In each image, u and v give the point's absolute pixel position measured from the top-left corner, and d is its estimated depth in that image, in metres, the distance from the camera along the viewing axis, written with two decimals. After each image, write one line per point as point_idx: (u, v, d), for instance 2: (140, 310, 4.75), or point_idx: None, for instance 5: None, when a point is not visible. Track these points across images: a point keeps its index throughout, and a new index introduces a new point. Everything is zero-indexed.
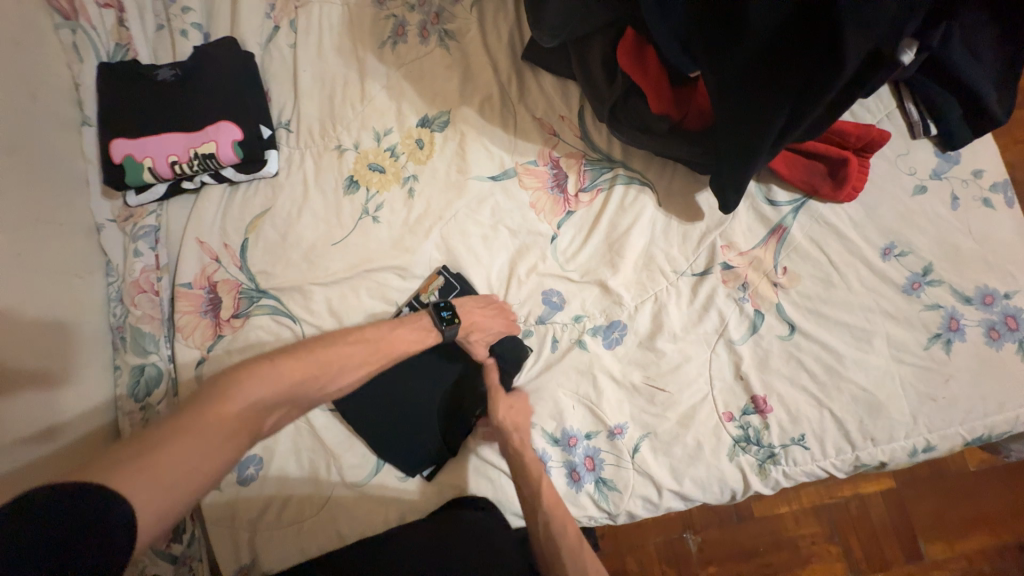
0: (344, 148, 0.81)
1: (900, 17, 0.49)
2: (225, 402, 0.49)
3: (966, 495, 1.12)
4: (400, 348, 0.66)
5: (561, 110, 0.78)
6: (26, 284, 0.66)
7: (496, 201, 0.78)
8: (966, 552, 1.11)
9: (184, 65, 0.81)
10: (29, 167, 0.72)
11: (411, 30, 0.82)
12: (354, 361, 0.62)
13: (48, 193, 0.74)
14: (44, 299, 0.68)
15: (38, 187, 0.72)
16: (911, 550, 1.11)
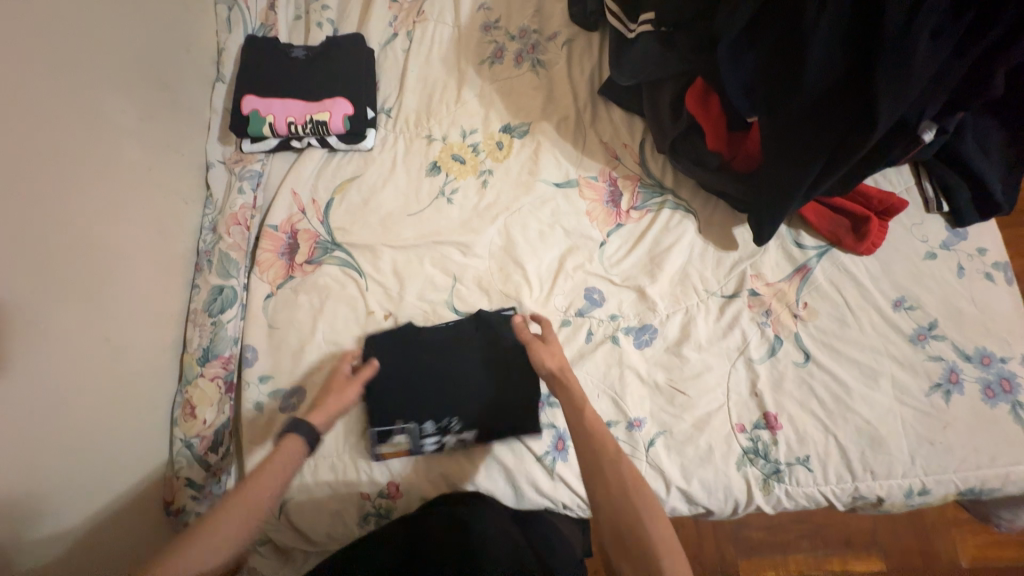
0: (433, 138, 0.93)
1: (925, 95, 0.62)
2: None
3: None
4: (269, 478, 0.59)
5: (625, 139, 0.91)
6: (145, 194, 0.78)
7: (557, 204, 0.88)
8: None
9: (315, 49, 0.96)
10: (168, 103, 0.85)
11: (508, 55, 0.97)
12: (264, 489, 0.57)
13: (177, 127, 0.87)
14: (155, 210, 0.80)
15: (172, 121, 0.85)
16: None
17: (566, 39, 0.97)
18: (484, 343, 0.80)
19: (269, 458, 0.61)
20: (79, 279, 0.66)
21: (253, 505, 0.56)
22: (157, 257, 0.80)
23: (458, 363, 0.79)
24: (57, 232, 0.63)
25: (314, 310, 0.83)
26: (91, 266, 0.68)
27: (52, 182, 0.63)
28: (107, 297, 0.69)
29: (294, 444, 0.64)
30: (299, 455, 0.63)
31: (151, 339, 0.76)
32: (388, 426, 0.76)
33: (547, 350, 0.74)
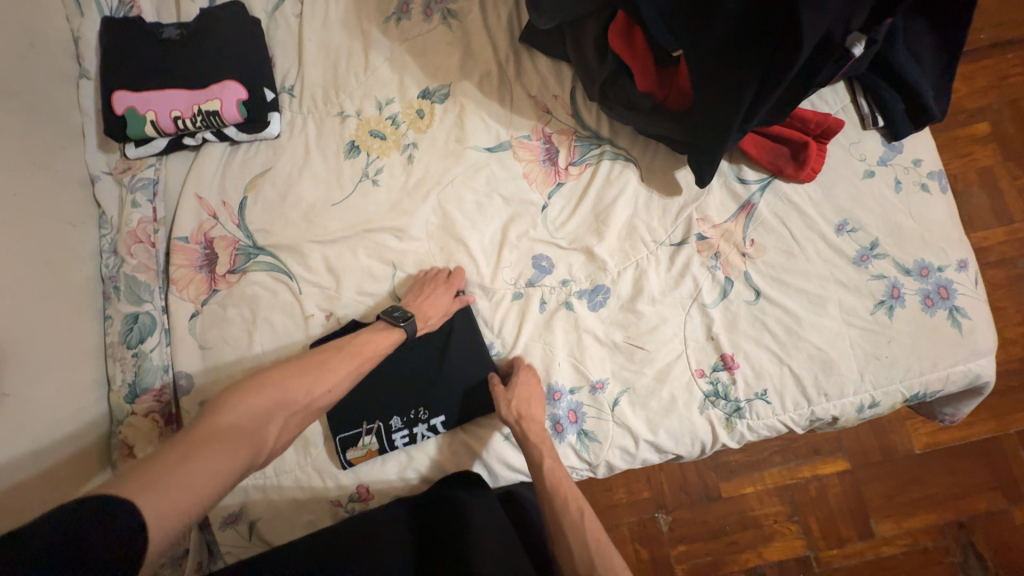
0: (346, 114, 0.84)
1: (851, 5, 0.58)
2: (216, 422, 0.53)
3: (916, 477, 1.19)
4: (372, 348, 0.69)
5: (554, 90, 0.84)
6: (20, 226, 0.68)
7: (492, 170, 0.82)
8: (912, 530, 1.17)
9: (190, 27, 0.83)
10: (25, 112, 0.73)
11: (415, 8, 0.86)
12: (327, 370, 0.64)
13: (43, 140, 0.75)
14: (39, 241, 0.70)
15: (35, 133, 0.74)
16: (863, 528, 1.18)
17: None
18: (437, 336, 0.77)
19: (375, 336, 0.70)
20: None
21: (357, 360, 0.66)
22: (50, 293, 0.70)
23: (410, 356, 0.76)
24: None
25: (246, 322, 0.77)
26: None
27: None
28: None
29: (400, 335, 0.71)
30: (389, 343, 0.70)
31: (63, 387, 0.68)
32: (354, 431, 0.73)
33: (510, 399, 0.71)
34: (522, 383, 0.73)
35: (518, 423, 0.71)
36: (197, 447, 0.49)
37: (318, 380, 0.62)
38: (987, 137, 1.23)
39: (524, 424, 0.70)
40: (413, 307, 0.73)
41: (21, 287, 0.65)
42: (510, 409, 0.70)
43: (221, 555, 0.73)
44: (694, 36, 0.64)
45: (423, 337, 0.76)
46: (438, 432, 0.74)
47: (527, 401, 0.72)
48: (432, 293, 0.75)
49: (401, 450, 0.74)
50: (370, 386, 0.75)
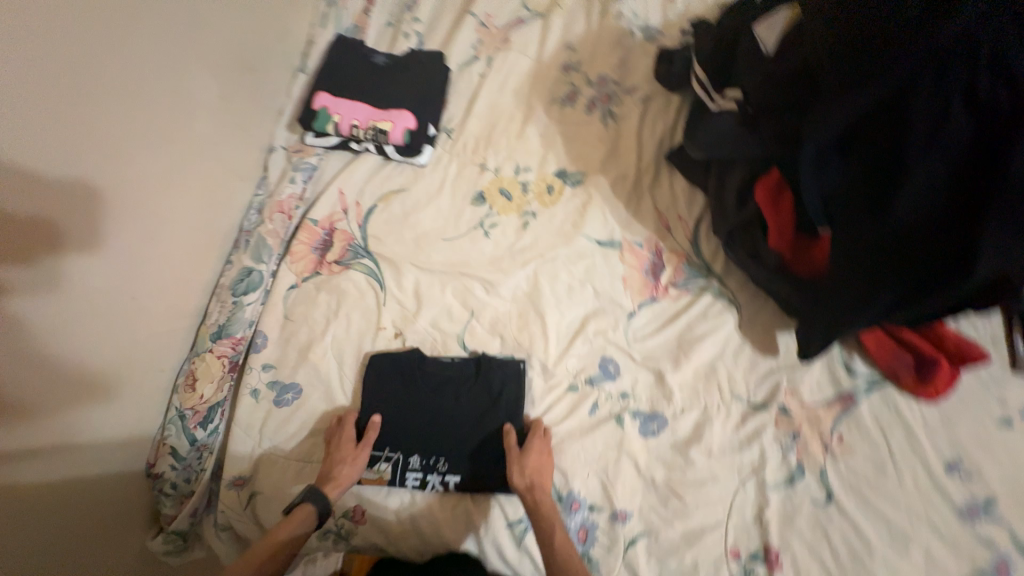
0: (486, 167, 0.92)
1: None
2: None
3: None
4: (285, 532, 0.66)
5: (681, 211, 0.85)
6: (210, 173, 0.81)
7: (594, 262, 0.84)
8: None
9: (396, 60, 0.99)
10: (251, 85, 0.89)
11: (581, 100, 0.95)
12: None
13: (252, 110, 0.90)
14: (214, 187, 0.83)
15: (251, 103, 0.90)
16: None
17: (643, 96, 0.93)
18: (484, 398, 0.77)
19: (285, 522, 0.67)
20: (124, 224, 0.64)
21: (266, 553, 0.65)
22: (202, 228, 0.82)
23: (452, 404, 0.77)
24: (116, 168, 0.61)
25: (329, 310, 0.84)
26: (138, 213, 0.66)
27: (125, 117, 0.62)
28: (144, 249, 0.68)
29: (306, 512, 0.67)
30: (307, 527, 0.67)
31: (169, 303, 0.76)
32: (374, 452, 0.75)
33: (524, 466, 0.70)
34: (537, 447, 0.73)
35: (528, 490, 0.69)
36: None
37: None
38: None
39: (535, 493, 0.68)
40: (328, 483, 0.70)
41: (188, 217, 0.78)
42: (523, 475, 0.69)
43: (216, 511, 0.76)
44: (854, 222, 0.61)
45: (473, 391, 0.78)
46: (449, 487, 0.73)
47: (542, 469, 0.71)
48: (336, 455, 0.73)
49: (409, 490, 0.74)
50: (406, 416, 0.77)
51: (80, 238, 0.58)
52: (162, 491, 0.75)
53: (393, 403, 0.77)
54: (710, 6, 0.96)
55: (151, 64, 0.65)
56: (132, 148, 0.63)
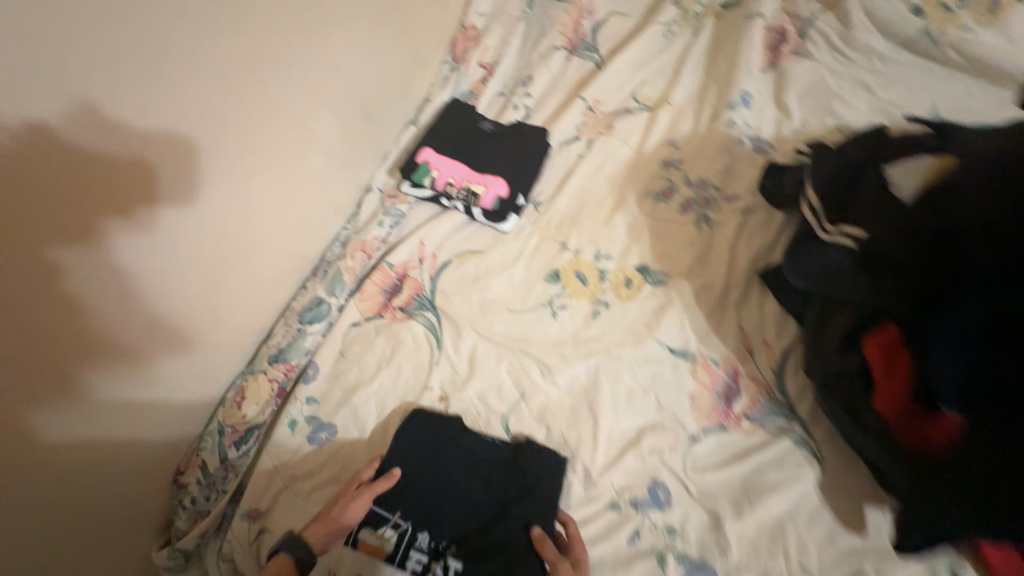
0: (566, 247, 0.91)
1: None
2: None
3: None
4: None
5: (768, 337, 0.78)
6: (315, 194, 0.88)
7: (661, 370, 0.79)
8: None
9: (502, 129, 1.03)
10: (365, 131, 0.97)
11: (676, 198, 0.93)
12: None
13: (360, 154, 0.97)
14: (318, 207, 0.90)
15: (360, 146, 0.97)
16: None
17: (744, 207, 0.89)
18: (513, 490, 0.71)
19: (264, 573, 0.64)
20: (221, 199, 0.69)
21: None
22: (298, 241, 0.88)
23: (483, 487, 0.72)
24: (226, 148, 0.67)
25: (382, 356, 0.84)
26: (238, 201, 0.72)
27: (245, 100, 0.68)
28: (236, 225, 0.73)
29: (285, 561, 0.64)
30: None
31: (247, 290, 0.80)
32: (385, 514, 0.70)
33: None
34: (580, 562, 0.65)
35: None
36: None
37: None
38: None
39: None
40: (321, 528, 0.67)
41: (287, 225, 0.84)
42: None
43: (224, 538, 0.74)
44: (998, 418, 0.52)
45: (506, 479, 0.72)
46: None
47: None
48: (339, 502, 0.69)
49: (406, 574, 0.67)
50: (430, 485, 0.72)
51: (181, 194, 0.63)
52: (180, 503, 0.74)
53: (416, 467, 0.73)
54: (830, 130, 0.93)
55: (279, 63, 0.72)
56: (244, 131, 0.70)
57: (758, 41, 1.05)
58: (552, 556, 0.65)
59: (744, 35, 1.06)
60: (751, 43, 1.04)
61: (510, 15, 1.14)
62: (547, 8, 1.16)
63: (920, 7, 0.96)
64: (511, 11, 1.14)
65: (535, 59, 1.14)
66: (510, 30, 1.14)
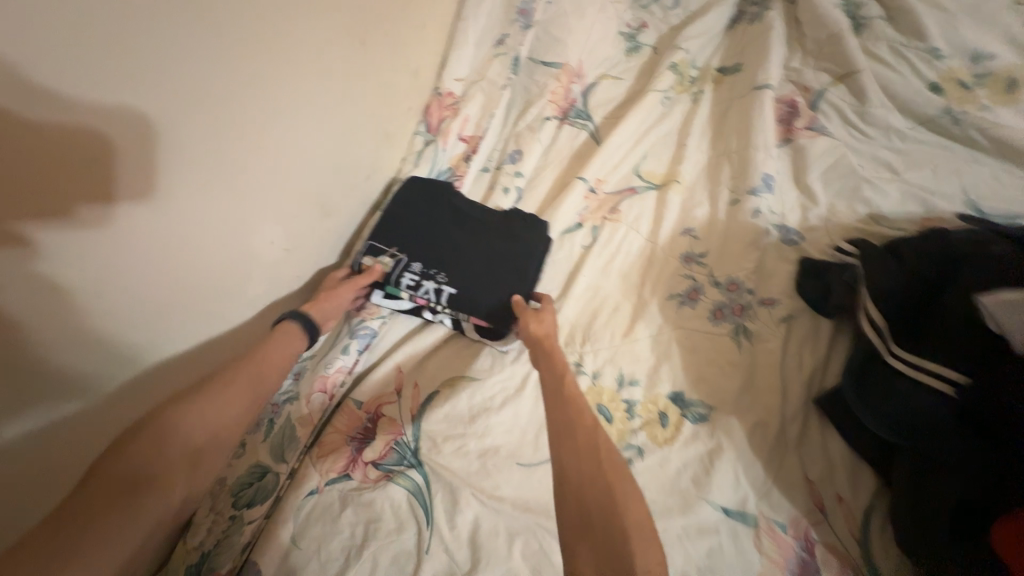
0: (581, 369, 0.74)
1: None
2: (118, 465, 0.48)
3: None
4: (260, 360, 0.63)
5: (841, 489, 0.64)
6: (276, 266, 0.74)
7: (719, 544, 0.61)
8: None
9: (493, 214, 0.84)
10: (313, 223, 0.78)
11: (704, 302, 0.78)
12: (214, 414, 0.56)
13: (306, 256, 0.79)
14: (276, 279, 0.75)
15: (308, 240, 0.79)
16: None
17: (785, 314, 0.75)
18: (504, 234, 0.81)
19: (268, 344, 0.65)
20: (186, 215, 0.58)
21: (260, 375, 0.61)
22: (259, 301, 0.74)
23: (503, 244, 0.81)
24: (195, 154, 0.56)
25: (349, 551, 0.60)
26: (202, 227, 0.60)
27: (232, 111, 0.58)
28: (185, 248, 0.59)
29: (299, 343, 0.68)
30: (293, 345, 0.67)
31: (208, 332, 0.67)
32: (383, 246, 0.79)
33: (538, 317, 0.73)
34: (547, 312, 0.74)
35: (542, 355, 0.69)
36: None
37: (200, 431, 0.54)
38: None
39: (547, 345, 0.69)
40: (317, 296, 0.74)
41: (257, 272, 0.71)
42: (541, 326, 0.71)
43: None
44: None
45: None
46: (440, 297, 0.76)
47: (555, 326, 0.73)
48: (329, 287, 0.77)
49: (401, 288, 0.76)
50: (419, 227, 0.82)
51: (136, 189, 0.51)
52: None
53: (404, 226, 0.82)
54: (862, 221, 0.83)
55: (249, 98, 0.60)
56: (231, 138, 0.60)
57: (770, 115, 0.94)
58: (521, 310, 0.74)
59: (753, 108, 0.95)
60: (763, 116, 0.94)
61: (492, 80, 0.98)
62: (534, 72, 1.01)
63: (938, 83, 0.89)
64: (494, 76, 0.98)
65: (523, 129, 0.98)
66: (493, 97, 0.98)
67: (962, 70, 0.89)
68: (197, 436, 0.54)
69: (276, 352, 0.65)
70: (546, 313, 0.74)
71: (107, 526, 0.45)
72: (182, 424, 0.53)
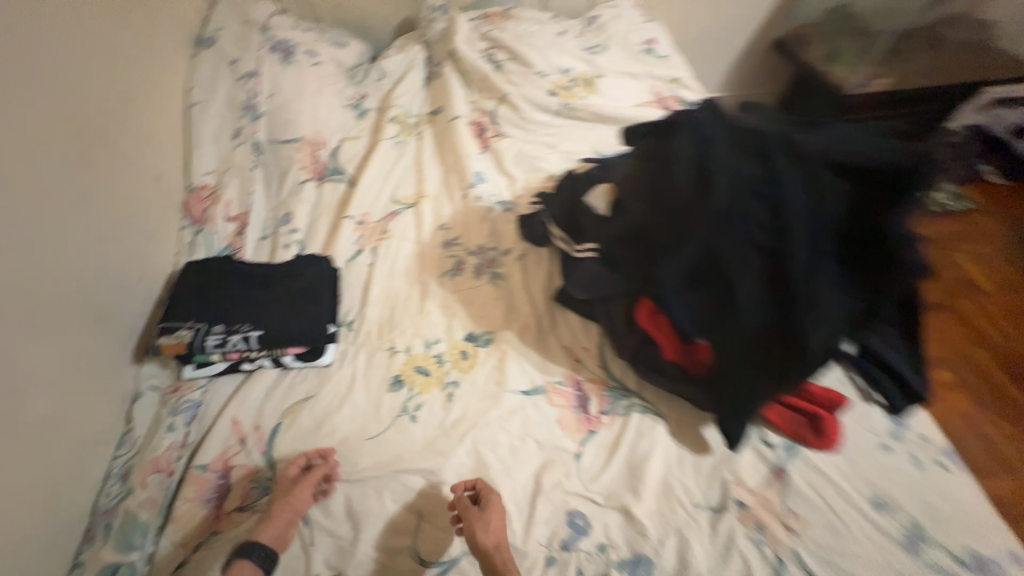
0: (396, 349, 0.92)
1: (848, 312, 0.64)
2: None
3: None
4: None
5: (584, 342, 0.95)
6: (64, 384, 0.73)
7: (526, 414, 0.86)
8: None
9: (278, 267, 0.97)
10: (91, 330, 0.79)
11: (467, 269, 1.05)
12: None
13: (94, 365, 0.79)
14: (69, 396, 0.73)
15: (90, 348, 0.78)
16: None
17: (519, 254, 1.07)
18: (294, 278, 0.95)
19: None
20: None
21: None
22: (61, 424, 0.71)
23: (294, 284, 0.94)
24: None
25: None
26: None
27: None
28: None
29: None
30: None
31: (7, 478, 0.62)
32: (177, 323, 0.84)
33: (484, 518, 0.70)
34: (494, 508, 0.71)
35: (493, 550, 0.67)
36: None
37: None
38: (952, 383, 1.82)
39: (502, 552, 0.67)
40: (279, 503, 0.71)
41: (40, 395, 0.69)
42: (490, 533, 0.68)
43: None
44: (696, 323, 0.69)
45: None
46: (250, 343, 0.85)
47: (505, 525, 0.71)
48: (284, 490, 0.73)
49: (210, 351, 0.83)
50: (209, 298, 0.89)
51: None
52: None
53: (190, 301, 0.88)
54: (545, 180, 1.22)
55: None
56: None
57: (468, 136, 1.32)
58: (465, 506, 0.72)
59: (456, 134, 1.31)
60: (464, 138, 1.30)
61: (240, 165, 1.13)
62: (277, 150, 1.19)
63: (555, 89, 1.38)
64: (240, 161, 1.13)
65: (286, 197, 1.15)
66: (247, 179, 1.12)
67: (560, 80, 1.39)
68: None
69: None
70: (490, 509, 0.71)
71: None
72: None
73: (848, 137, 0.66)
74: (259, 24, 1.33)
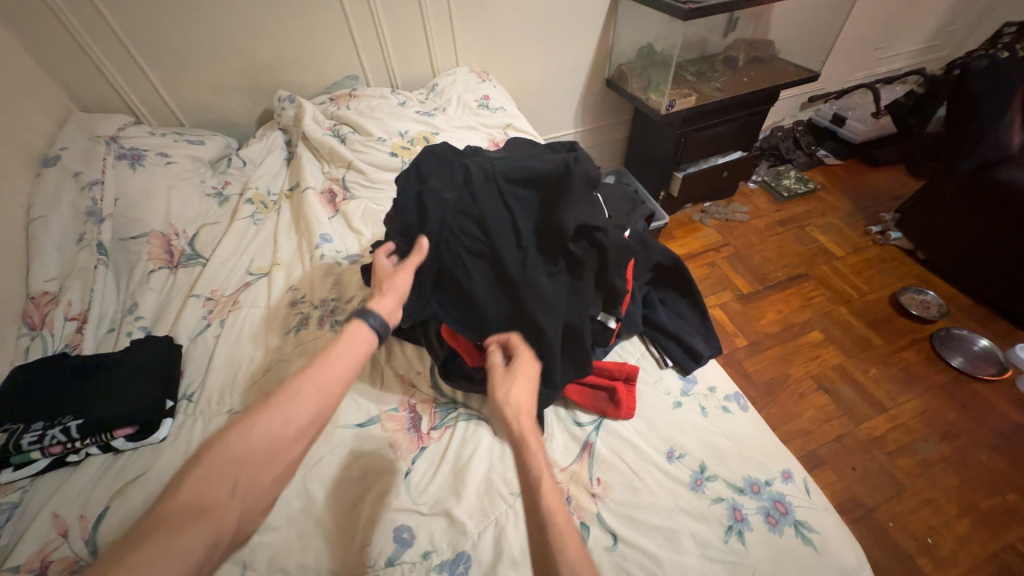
0: (234, 411, 0.97)
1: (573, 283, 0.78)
2: (171, 503, 0.53)
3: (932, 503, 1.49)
4: (325, 361, 0.67)
5: (417, 367, 1.02)
6: None
7: (359, 444, 0.90)
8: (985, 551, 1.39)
9: (113, 356, 1.01)
10: None
11: (311, 321, 1.13)
12: (260, 437, 0.59)
13: None
14: None
15: None
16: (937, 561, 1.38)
17: (360, 299, 1.15)
18: (128, 362, 0.99)
19: (339, 340, 0.70)
20: None
21: (301, 422, 0.62)
22: None
23: (127, 368, 0.98)
24: None
25: None
26: None
27: None
28: None
29: (369, 334, 0.71)
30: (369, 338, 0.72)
31: None
32: None
33: (509, 382, 0.68)
34: (523, 371, 0.70)
35: (515, 417, 0.64)
36: (153, 549, 0.48)
37: (269, 447, 0.59)
38: (825, 342, 1.96)
39: (519, 420, 0.64)
40: (381, 277, 0.77)
41: None
42: (508, 403, 0.65)
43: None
44: (463, 325, 0.80)
45: None
46: (71, 433, 0.87)
47: (530, 382, 0.70)
48: (385, 273, 0.78)
49: (27, 449, 0.85)
50: (32, 397, 0.91)
51: None
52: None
53: (9, 402, 0.90)
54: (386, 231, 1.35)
55: None
56: None
57: (319, 203, 1.44)
58: (495, 362, 0.72)
59: (305, 203, 1.43)
60: (313, 205, 1.42)
61: (83, 267, 1.19)
62: (125, 247, 1.26)
63: (394, 151, 1.53)
64: (83, 264, 1.19)
65: (134, 287, 1.21)
66: (91, 279, 1.18)
67: (400, 141, 1.56)
68: (253, 451, 0.58)
69: (343, 371, 0.67)
70: (517, 373, 0.70)
71: (143, 557, 0.47)
72: (253, 436, 0.59)
73: (530, 153, 0.86)
74: (106, 138, 1.44)
